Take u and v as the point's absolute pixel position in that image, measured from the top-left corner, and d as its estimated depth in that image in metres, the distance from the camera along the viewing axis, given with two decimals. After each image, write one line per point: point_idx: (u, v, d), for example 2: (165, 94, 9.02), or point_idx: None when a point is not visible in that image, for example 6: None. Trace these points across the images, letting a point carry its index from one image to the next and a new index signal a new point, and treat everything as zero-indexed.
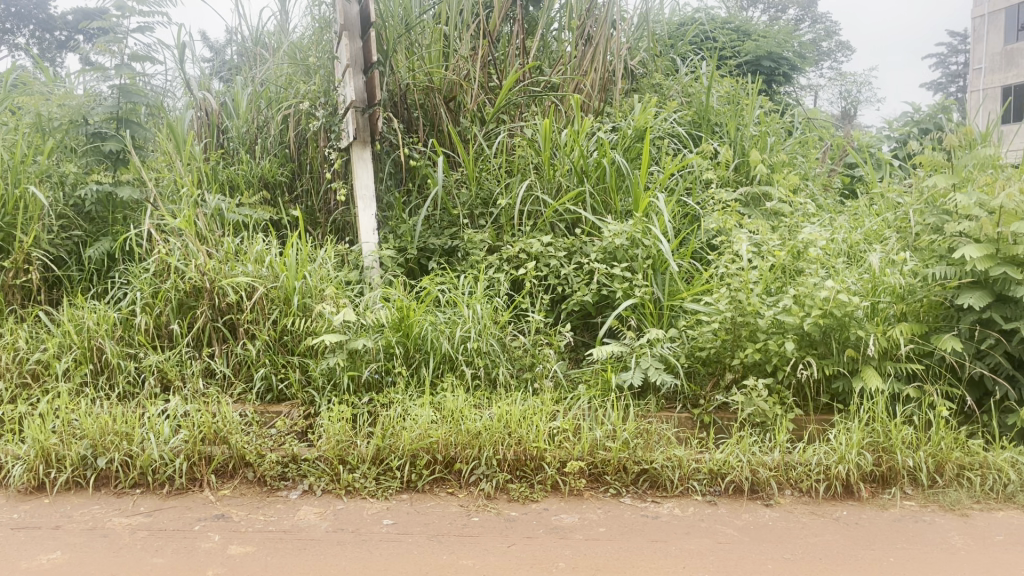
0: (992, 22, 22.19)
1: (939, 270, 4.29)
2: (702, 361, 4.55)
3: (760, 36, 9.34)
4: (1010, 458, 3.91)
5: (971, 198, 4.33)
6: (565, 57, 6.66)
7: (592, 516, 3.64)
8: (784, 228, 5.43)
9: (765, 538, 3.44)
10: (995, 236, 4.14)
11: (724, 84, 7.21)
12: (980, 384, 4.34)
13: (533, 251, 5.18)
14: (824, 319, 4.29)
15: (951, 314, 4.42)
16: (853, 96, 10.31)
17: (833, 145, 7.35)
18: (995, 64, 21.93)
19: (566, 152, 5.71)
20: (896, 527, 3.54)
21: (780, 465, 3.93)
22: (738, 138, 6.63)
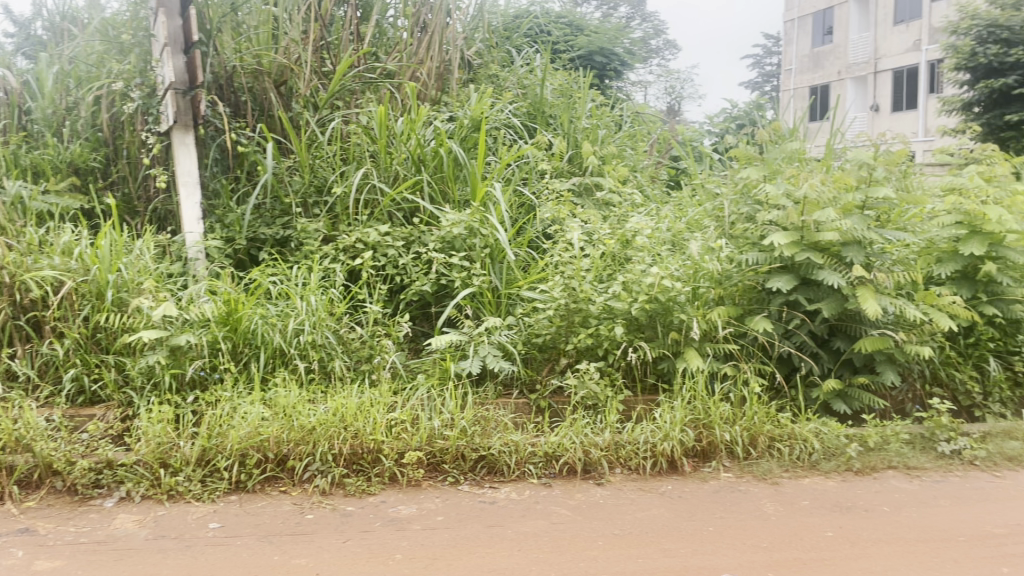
0: (800, 27, 24.00)
1: (751, 256, 4.64)
2: (539, 347, 4.65)
3: (592, 32, 9.61)
4: (814, 428, 4.24)
5: (779, 189, 4.67)
6: (401, 44, 6.60)
7: (429, 505, 3.64)
8: (613, 218, 5.64)
9: (596, 516, 3.57)
10: (800, 224, 4.50)
11: (558, 77, 7.36)
12: (788, 361, 4.69)
13: (370, 241, 5.09)
14: (650, 304, 4.51)
15: (762, 297, 4.77)
16: (678, 92, 10.78)
17: (659, 139, 7.67)
18: (804, 66, 23.76)
19: (402, 141, 5.65)
20: (716, 498, 3.78)
21: (610, 445, 4.08)
22: (571, 131, 6.81)
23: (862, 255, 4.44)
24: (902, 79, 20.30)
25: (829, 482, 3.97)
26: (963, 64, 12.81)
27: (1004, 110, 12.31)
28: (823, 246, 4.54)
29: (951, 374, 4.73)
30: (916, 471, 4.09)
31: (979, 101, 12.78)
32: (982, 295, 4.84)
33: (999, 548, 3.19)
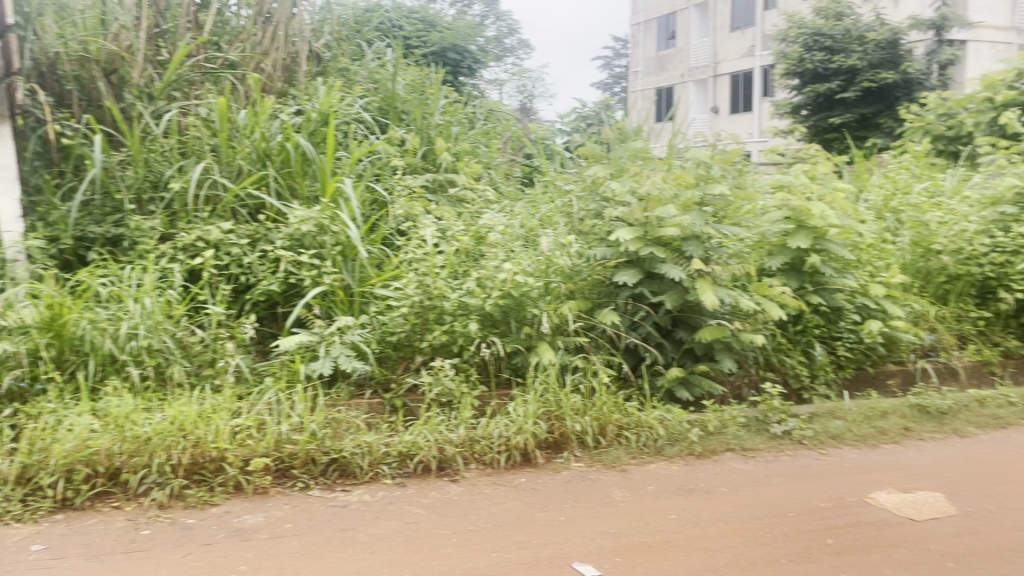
0: (646, 30, 24.97)
1: (599, 252, 4.78)
2: (393, 346, 4.58)
3: (444, 29, 9.58)
4: (659, 415, 4.41)
5: (623, 186, 4.84)
6: (244, 34, 6.34)
7: (278, 513, 3.51)
8: (466, 214, 5.65)
9: (450, 513, 3.57)
10: (643, 219, 4.70)
11: (409, 73, 7.28)
12: (634, 352, 4.86)
13: (212, 239, 4.85)
14: (503, 300, 4.59)
15: (610, 291, 4.92)
16: (530, 91, 10.93)
17: (511, 137, 7.74)
18: (651, 68, 24.73)
19: (246, 134, 5.45)
20: (567, 488, 3.86)
21: (465, 441, 4.08)
22: (424, 126, 6.76)
23: (701, 249, 4.67)
24: (739, 83, 21.53)
25: (673, 466, 4.14)
26: (792, 70, 13.73)
27: (828, 113, 13.32)
28: (665, 241, 4.75)
29: (783, 359, 5.04)
30: (751, 452, 4.33)
31: (806, 104, 13.74)
32: (808, 285, 5.18)
33: (825, 520, 3.44)
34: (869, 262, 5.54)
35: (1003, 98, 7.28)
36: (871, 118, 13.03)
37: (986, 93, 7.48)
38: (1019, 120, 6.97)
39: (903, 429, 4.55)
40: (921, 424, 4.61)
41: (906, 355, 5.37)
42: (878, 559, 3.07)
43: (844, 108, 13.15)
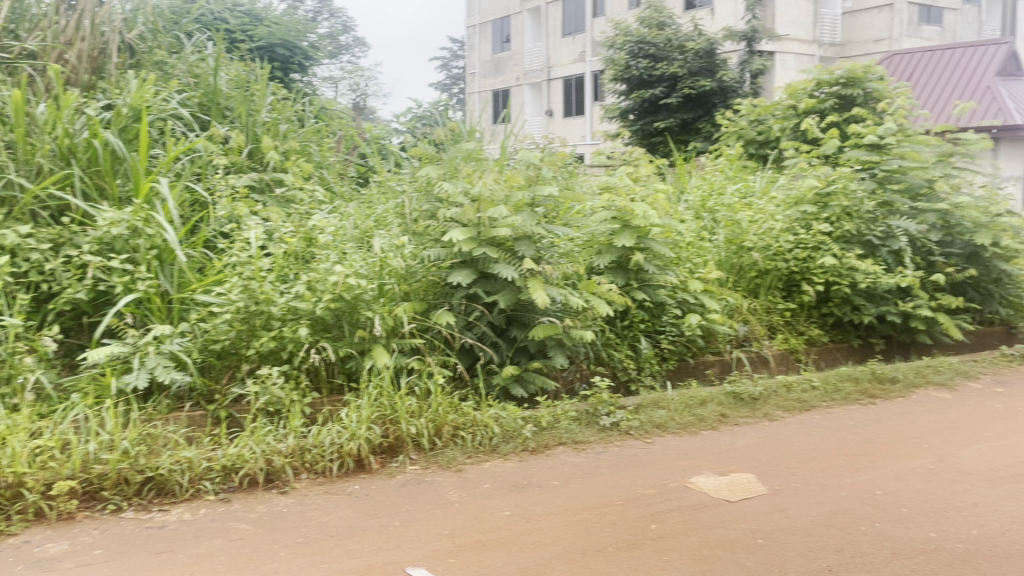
0: (482, 32, 25.26)
1: (433, 252, 4.75)
2: (217, 354, 4.35)
3: (272, 23, 9.24)
4: (494, 414, 4.45)
5: (456, 187, 4.85)
6: (44, 22, 5.85)
7: (86, 539, 3.25)
8: (294, 215, 5.47)
9: (278, 526, 3.43)
10: (476, 220, 4.72)
11: (234, 68, 6.95)
12: (470, 352, 4.86)
13: (7, 244, 4.41)
14: (335, 303, 4.46)
15: (445, 291, 4.90)
16: (364, 89, 10.74)
17: (344, 136, 7.56)
18: (487, 70, 25.04)
19: (46, 130, 5.01)
20: (401, 492, 3.81)
21: (295, 451, 3.94)
22: (250, 124, 6.48)
23: (532, 249, 4.78)
24: (570, 87, 22.19)
25: (507, 463, 4.19)
26: (619, 76, 14.32)
27: (653, 117, 14.02)
28: (499, 241, 4.79)
29: (611, 354, 5.23)
30: (582, 444, 4.46)
31: (633, 109, 14.37)
32: (634, 282, 5.40)
33: (649, 507, 3.58)
34: (688, 259, 5.86)
35: (805, 105, 7.89)
36: (692, 123, 13.78)
37: (789, 101, 8.09)
38: (818, 127, 7.59)
39: (720, 415, 4.84)
40: (736, 410, 4.91)
41: (723, 345, 5.68)
42: (696, 541, 3.23)
43: (667, 113, 13.86)
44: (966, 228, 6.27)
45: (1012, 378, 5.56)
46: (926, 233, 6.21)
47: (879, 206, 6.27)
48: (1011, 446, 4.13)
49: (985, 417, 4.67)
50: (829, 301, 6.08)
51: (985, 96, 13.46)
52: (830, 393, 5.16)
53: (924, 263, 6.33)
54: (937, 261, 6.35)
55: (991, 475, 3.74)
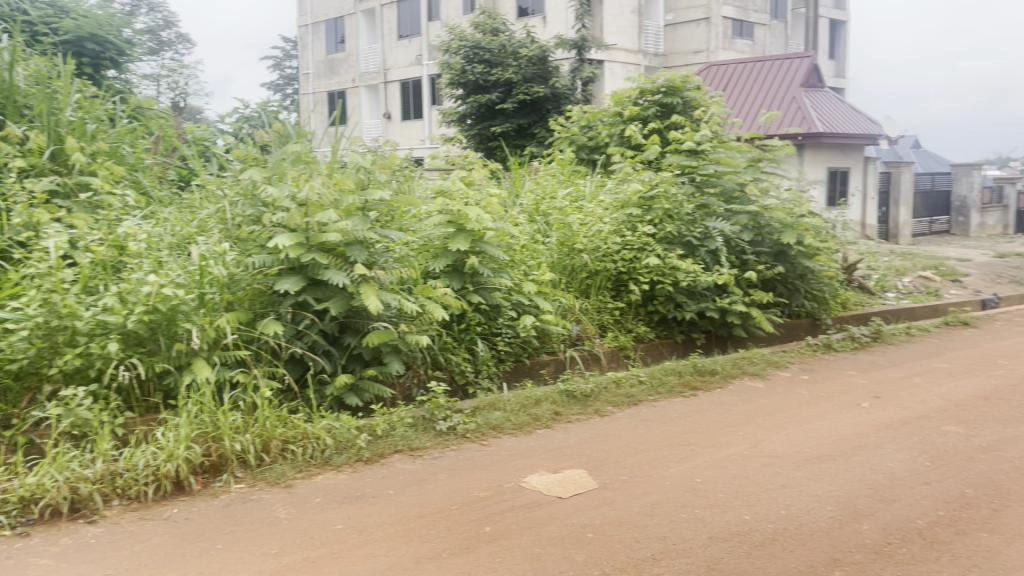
0: (315, 32, 24.64)
1: (259, 258, 4.55)
2: (14, 374, 3.96)
3: (79, 15, 8.57)
4: (326, 426, 4.32)
5: (282, 191, 4.67)
6: None
7: None
8: (103, 222, 5.08)
9: (86, 558, 3.17)
10: (304, 225, 4.57)
11: (32, 62, 6.37)
12: (300, 362, 4.68)
13: None
14: (150, 315, 4.18)
15: (273, 299, 4.69)
16: (185, 88, 10.17)
17: (162, 137, 7.11)
18: (322, 71, 24.46)
19: None
20: (225, 513, 3.61)
21: (103, 476, 3.66)
22: (52, 123, 5.97)
23: (365, 254, 4.68)
24: (408, 90, 22.05)
25: (340, 475, 4.06)
26: (456, 80, 14.36)
27: (490, 122, 14.14)
28: (328, 247, 4.67)
29: (449, 358, 5.19)
30: (418, 451, 4.39)
31: (469, 114, 14.44)
32: (469, 285, 5.40)
33: (483, 509, 3.58)
34: (522, 261, 5.96)
35: (629, 112, 8.22)
36: (528, 128, 14.03)
37: (615, 108, 8.41)
38: (641, 133, 7.93)
39: (554, 414, 4.93)
40: (568, 407, 5.03)
41: (557, 345, 5.78)
42: (528, 540, 3.25)
43: (503, 118, 14.04)
44: (774, 228, 6.73)
45: (816, 366, 6.03)
46: (739, 234, 6.62)
47: (698, 208, 6.65)
48: (815, 429, 4.46)
49: (793, 403, 5.03)
50: (654, 299, 6.35)
51: (790, 105, 14.59)
52: (656, 386, 5.40)
53: (738, 262, 6.73)
54: (749, 260, 6.78)
55: (798, 457, 4.02)
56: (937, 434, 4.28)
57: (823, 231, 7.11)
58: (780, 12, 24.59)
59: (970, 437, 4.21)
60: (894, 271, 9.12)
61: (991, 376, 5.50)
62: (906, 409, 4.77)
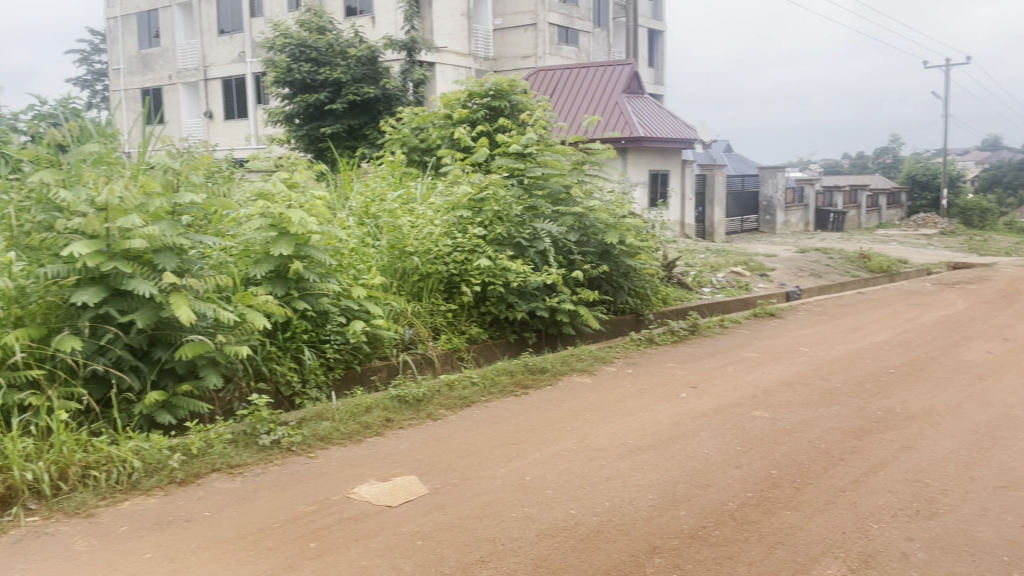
0: (126, 24, 23.06)
1: (52, 268, 4.16)
2: None
3: None
4: (134, 447, 4.02)
5: (78, 195, 4.29)
6: None
7: None
8: None
9: None
10: (104, 231, 4.22)
11: None
12: (104, 380, 4.33)
13: None
14: None
15: (71, 312, 4.31)
16: None
17: None
18: (135, 66, 22.94)
19: None
20: (15, 551, 3.26)
21: None
22: None
23: (175, 261, 4.41)
24: (231, 89, 21.09)
25: (151, 499, 3.77)
26: (281, 79, 13.87)
27: (319, 122, 13.73)
28: (134, 255, 4.34)
29: (273, 368, 4.97)
30: (238, 468, 4.15)
31: (297, 114, 13.95)
32: (294, 291, 5.18)
33: (307, 525, 3.43)
34: (351, 265, 5.79)
35: (458, 114, 8.23)
36: (359, 129, 13.80)
37: (444, 110, 8.39)
38: (469, 135, 7.96)
39: (384, 420, 4.82)
40: (400, 413, 4.93)
41: (389, 350, 5.66)
42: (355, 552, 3.15)
43: (332, 118, 13.70)
44: (599, 229, 6.96)
45: (639, 360, 6.28)
46: (566, 234, 6.78)
47: (527, 210, 6.76)
48: (638, 421, 4.63)
49: (618, 397, 5.20)
50: (486, 300, 6.37)
51: (614, 110, 15.19)
52: (488, 387, 5.41)
53: (566, 261, 6.89)
54: (576, 260, 6.95)
55: (622, 449, 4.14)
56: (747, 419, 4.56)
57: (644, 231, 7.43)
58: (603, 20, 25.59)
59: (776, 421, 4.51)
60: (708, 267, 9.70)
61: (793, 363, 5.94)
62: (719, 398, 5.05)
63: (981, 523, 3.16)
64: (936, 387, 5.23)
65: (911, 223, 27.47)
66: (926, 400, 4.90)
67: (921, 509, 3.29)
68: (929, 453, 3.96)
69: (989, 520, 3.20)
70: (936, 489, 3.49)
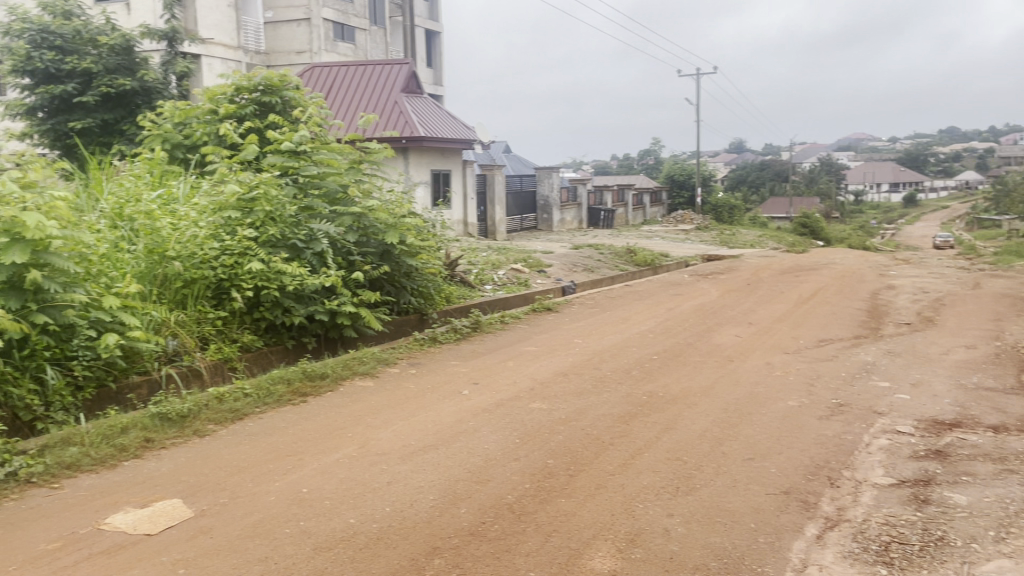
0: None
1: None
2: None
3: None
4: None
5: None
6: None
7: None
8: None
9: None
10: None
11: None
12: None
13: None
14: None
15: None
16: None
17: None
18: None
19: None
20: None
21: None
22: None
23: None
24: None
25: None
26: (18, 66, 12.40)
27: (67, 116, 12.47)
28: None
29: (7, 391, 4.39)
30: None
31: (40, 106, 12.56)
32: (32, 304, 4.61)
33: (50, 565, 3.05)
34: (102, 273, 5.25)
35: (224, 110, 7.74)
36: (115, 125, 12.68)
37: (208, 104, 7.84)
38: (236, 132, 7.51)
39: (144, 441, 4.41)
40: (163, 432, 4.54)
41: (149, 363, 5.20)
42: None
43: (83, 112, 12.48)
44: (378, 229, 6.83)
45: (422, 359, 6.25)
46: (344, 234, 6.59)
47: (302, 210, 6.50)
48: (419, 422, 4.59)
49: (400, 399, 5.13)
50: (260, 306, 6.03)
51: (393, 109, 15.10)
52: (263, 397, 5.13)
53: (345, 263, 6.67)
54: (356, 261, 6.74)
55: (402, 451, 4.08)
56: (526, 412, 4.67)
57: (424, 231, 7.40)
58: (379, 18, 25.38)
59: (552, 412, 4.66)
60: (490, 264, 9.88)
61: (568, 354, 6.19)
62: (500, 392, 5.14)
63: (731, 494, 3.45)
64: (694, 370, 5.66)
65: (672, 219, 29.77)
66: (685, 383, 5.29)
67: (681, 485, 3.53)
68: (687, 433, 4.26)
69: (739, 490, 3.49)
70: (693, 466, 3.76)
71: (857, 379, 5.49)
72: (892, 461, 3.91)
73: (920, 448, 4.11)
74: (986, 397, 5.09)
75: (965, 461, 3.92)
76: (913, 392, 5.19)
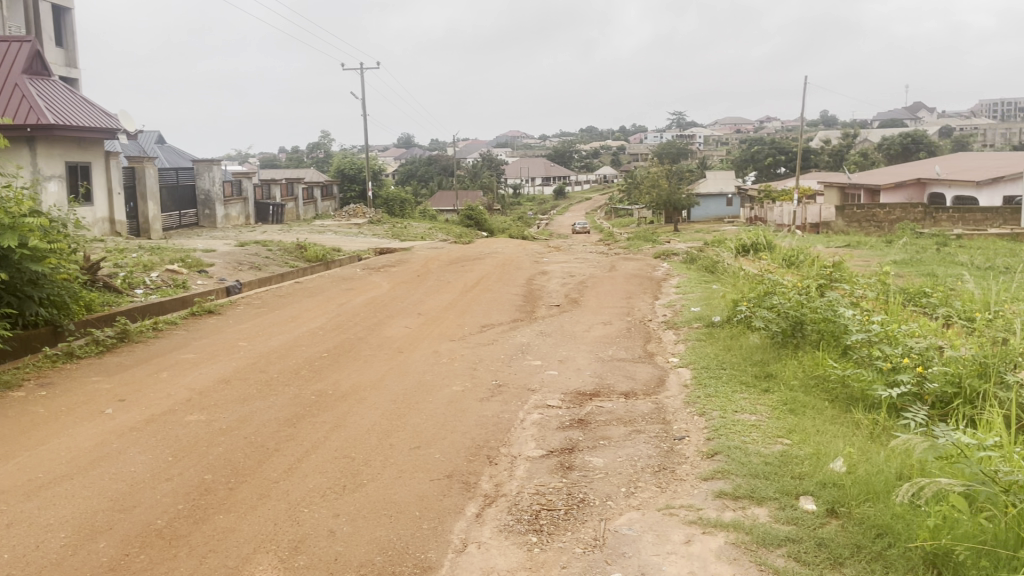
0: None
1: None
2: None
3: None
4: None
5: None
6: None
7: None
8: None
9: None
10: None
11: None
12: None
13: None
14: None
15: None
16: None
17: None
18: None
19: None
20: None
21: None
22: None
23: None
24: None
25: None
26: None
27: None
28: None
29: None
30: None
31: None
32: None
33: None
34: None
35: None
36: None
37: None
38: None
39: None
40: None
41: None
42: None
43: None
44: None
45: (56, 378, 5.50)
46: None
47: None
48: (51, 450, 4.01)
49: (26, 426, 4.45)
50: None
51: (12, 93, 13.08)
52: None
53: None
54: None
55: (28, 486, 3.54)
56: (181, 426, 4.32)
57: (52, 232, 6.49)
58: None
59: (211, 423, 4.36)
60: (140, 266, 8.99)
61: (231, 359, 5.85)
62: (150, 407, 4.69)
63: (396, 485, 3.49)
64: (362, 364, 5.66)
65: (344, 213, 29.69)
66: (353, 378, 5.27)
67: (348, 483, 3.50)
68: (354, 429, 4.23)
69: (404, 480, 3.55)
70: (360, 462, 3.75)
71: (513, 360, 5.89)
72: (543, 433, 4.24)
73: (566, 419, 4.52)
74: (619, 367, 5.75)
75: (602, 426, 4.38)
76: (561, 367, 5.69)
